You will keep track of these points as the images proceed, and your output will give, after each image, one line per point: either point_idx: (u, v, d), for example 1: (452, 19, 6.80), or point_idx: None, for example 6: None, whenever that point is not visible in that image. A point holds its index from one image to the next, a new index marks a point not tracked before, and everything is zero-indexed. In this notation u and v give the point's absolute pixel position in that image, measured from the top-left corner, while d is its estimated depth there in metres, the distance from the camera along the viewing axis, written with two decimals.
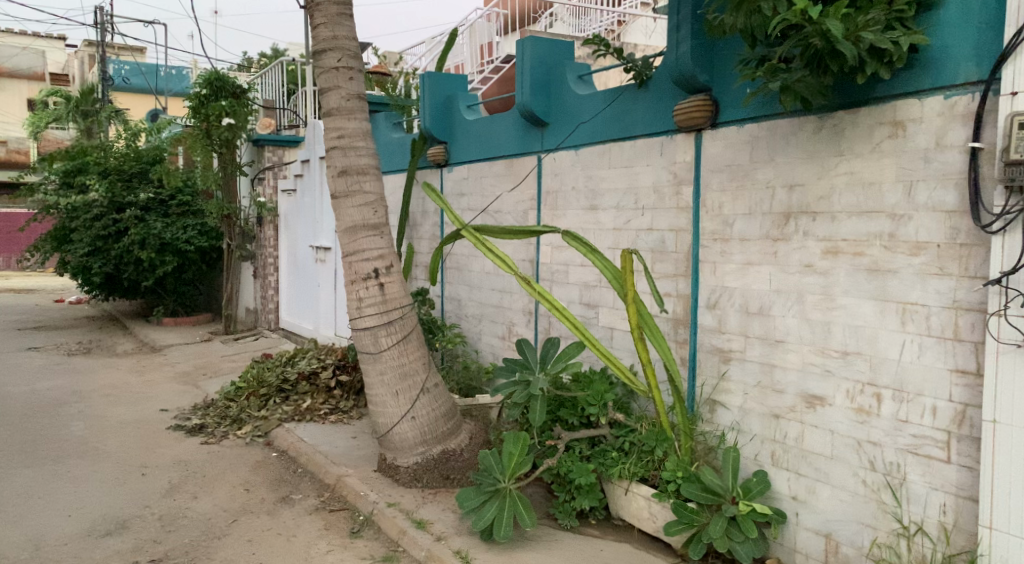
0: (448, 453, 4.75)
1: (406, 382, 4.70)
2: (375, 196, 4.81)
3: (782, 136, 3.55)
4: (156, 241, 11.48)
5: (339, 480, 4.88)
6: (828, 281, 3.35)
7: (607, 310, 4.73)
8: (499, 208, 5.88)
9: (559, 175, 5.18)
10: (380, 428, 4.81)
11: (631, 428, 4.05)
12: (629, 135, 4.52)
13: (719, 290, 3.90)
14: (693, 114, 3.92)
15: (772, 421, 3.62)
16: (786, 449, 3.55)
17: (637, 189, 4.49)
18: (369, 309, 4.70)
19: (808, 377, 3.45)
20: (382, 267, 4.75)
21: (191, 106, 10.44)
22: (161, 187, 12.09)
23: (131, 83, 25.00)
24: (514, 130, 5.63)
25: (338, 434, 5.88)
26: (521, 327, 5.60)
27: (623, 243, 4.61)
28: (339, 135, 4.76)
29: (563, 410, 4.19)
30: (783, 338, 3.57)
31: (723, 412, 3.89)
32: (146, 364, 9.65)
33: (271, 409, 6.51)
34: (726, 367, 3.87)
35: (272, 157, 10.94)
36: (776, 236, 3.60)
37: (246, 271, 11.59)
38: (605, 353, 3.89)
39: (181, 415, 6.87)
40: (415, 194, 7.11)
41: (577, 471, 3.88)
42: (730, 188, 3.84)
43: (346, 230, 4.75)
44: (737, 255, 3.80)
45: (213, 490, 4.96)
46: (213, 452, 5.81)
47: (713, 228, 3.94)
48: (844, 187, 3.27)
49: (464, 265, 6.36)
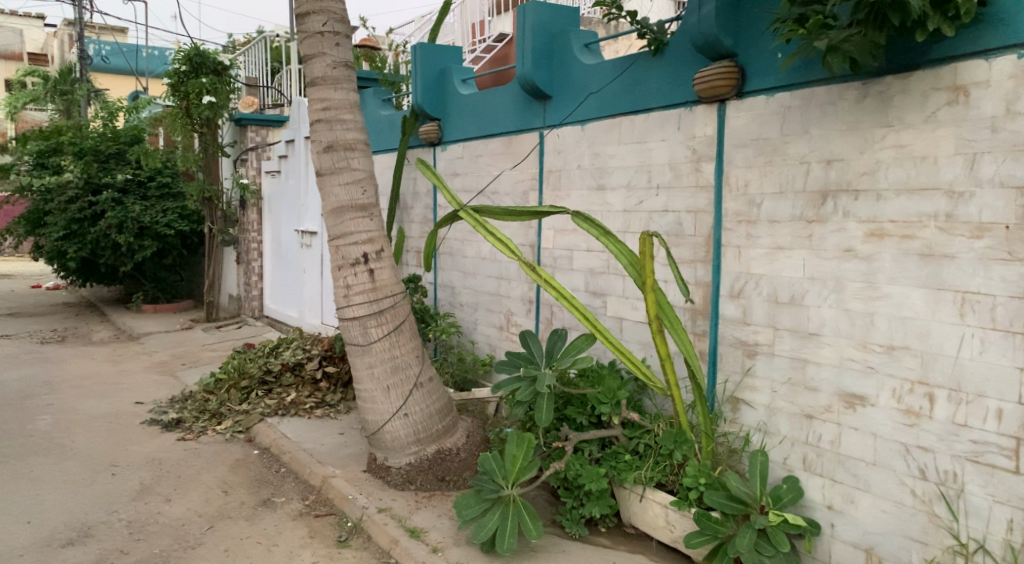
0: (443, 453, 4.38)
1: (398, 376, 4.33)
2: (363, 173, 4.40)
3: (818, 106, 3.19)
4: (135, 225, 10.99)
5: (325, 482, 4.51)
6: (872, 267, 2.99)
7: (615, 299, 4.37)
8: (496, 188, 5.49)
9: (563, 153, 4.79)
10: (369, 426, 4.43)
11: (646, 429, 3.67)
12: (642, 107, 4.14)
13: (744, 277, 3.54)
14: (716, 83, 3.54)
15: (804, 422, 3.28)
16: (820, 454, 3.21)
17: (651, 166, 4.11)
18: (357, 298, 4.31)
19: (846, 375, 3.10)
20: (372, 251, 4.35)
21: (170, 83, 9.93)
22: (139, 168, 11.58)
23: (110, 63, 24.24)
24: (514, 105, 5.23)
25: (323, 430, 5.50)
26: (520, 317, 5.24)
27: (634, 226, 4.24)
28: (325, 107, 4.35)
29: (571, 408, 3.82)
30: (817, 330, 3.22)
31: (746, 412, 3.55)
32: (123, 354, 9.19)
33: (253, 402, 6.12)
34: (751, 362, 3.52)
35: (255, 138, 10.47)
36: (810, 217, 3.24)
37: (229, 256, 11.12)
38: (618, 346, 3.54)
39: (157, 408, 6.47)
40: (406, 175, 6.70)
41: (587, 476, 3.52)
42: (757, 164, 3.48)
43: (332, 211, 4.35)
44: (765, 239, 3.44)
45: (187, 492, 4.57)
46: (189, 449, 5.42)
47: (737, 209, 3.58)
48: (893, 162, 2.90)
49: (458, 250, 5.97)
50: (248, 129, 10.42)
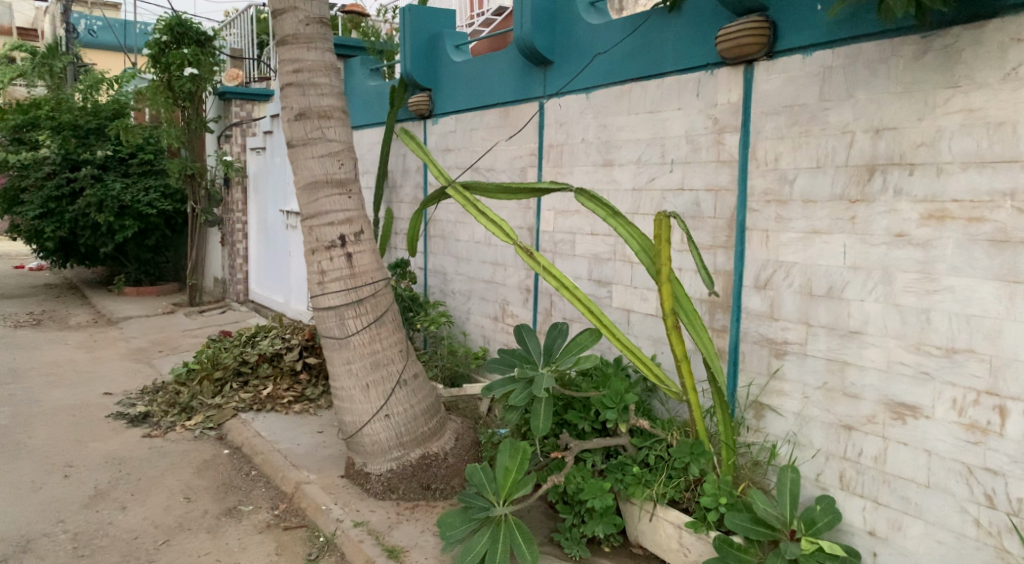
0: (429, 458, 3.95)
1: (379, 373, 3.88)
2: (340, 145, 3.92)
3: (866, 65, 2.70)
4: (115, 203, 10.50)
5: (298, 489, 4.10)
6: (928, 255, 2.52)
7: (622, 289, 3.92)
8: (491, 165, 5.01)
9: (565, 125, 4.30)
10: (347, 429, 3.99)
11: (658, 438, 3.21)
12: (656, 72, 3.66)
13: (773, 265, 3.08)
14: (744, 40, 3.05)
15: (842, 433, 2.81)
16: (861, 471, 2.75)
17: (665, 139, 3.63)
18: (333, 285, 3.84)
19: (893, 381, 2.64)
20: (350, 233, 3.89)
21: (149, 54, 9.39)
22: (120, 144, 10.98)
23: (98, 39, 23.49)
24: (511, 73, 4.74)
25: (301, 429, 5.08)
26: (517, 308, 4.78)
27: (643, 207, 3.77)
28: (297, 69, 3.87)
29: (571, 413, 3.37)
30: (860, 328, 2.75)
31: (772, 419, 3.09)
32: (99, 339, 8.77)
33: (227, 396, 5.70)
34: (779, 363, 3.07)
35: (239, 113, 9.93)
36: (853, 196, 2.76)
37: (213, 237, 10.65)
38: (626, 343, 3.08)
39: (125, 400, 6.06)
40: (395, 151, 6.20)
41: (590, 491, 3.07)
42: (791, 135, 2.99)
43: (305, 187, 3.87)
44: (799, 221, 2.97)
45: (146, 499, 4.20)
46: (155, 448, 5.03)
47: (766, 186, 3.10)
48: (960, 129, 2.42)
49: (450, 233, 5.49)
50: (232, 103, 9.88)
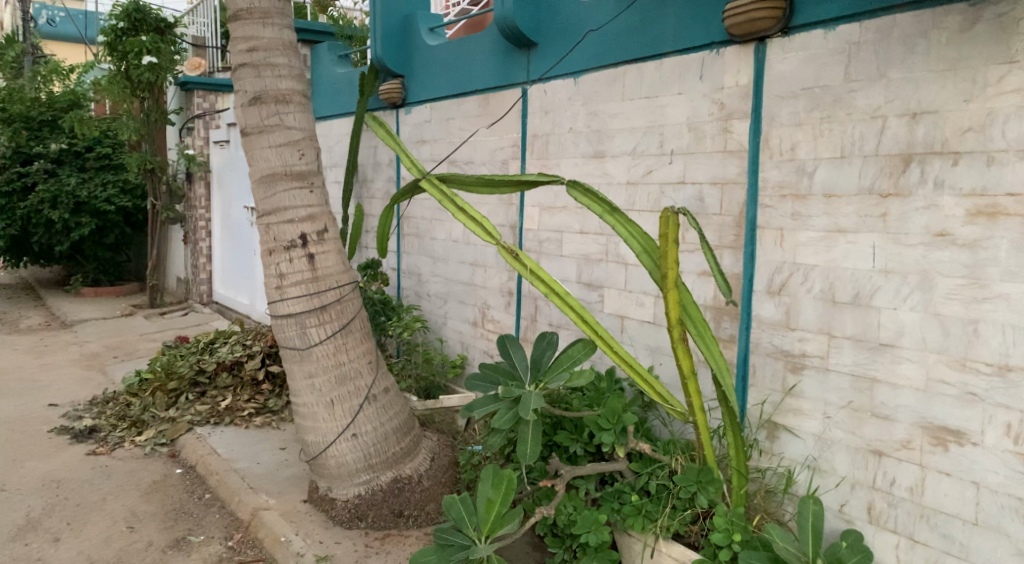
0: (401, 482, 3.55)
1: (344, 388, 3.48)
2: (300, 133, 3.50)
3: (901, 40, 2.37)
4: (70, 200, 9.91)
5: (254, 517, 3.68)
6: (977, 258, 2.19)
7: (615, 293, 3.55)
8: (470, 157, 4.61)
9: (551, 114, 3.92)
10: (309, 449, 3.57)
11: (660, 463, 2.84)
12: (653, 53, 3.30)
13: (789, 268, 2.73)
14: (756, 14, 2.70)
15: (871, 460, 2.47)
16: (893, 504, 2.41)
17: (663, 127, 3.27)
18: (292, 290, 3.42)
19: (933, 402, 2.30)
20: (312, 232, 3.47)
21: (105, 41, 8.84)
22: (76, 137, 10.36)
23: (59, 30, 22.61)
24: (491, 56, 4.34)
25: (261, 445, 4.66)
26: (498, 313, 4.40)
27: (639, 202, 3.41)
28: (252, 48, 3.44)
29: (561, 434, 3.00)
30: (892, 340, 2.41)
31: (788, 442, 2.74)
32: (50, 343, 8.20)
33: (182, 408, 5.24)
34: (796, 379, 2.72)
35: (202, 104, 9.36)
36: (885, 190, 2.42)
37: (176, 235, 10.11)
38: (624, 357, 2.70)
39: (71, 413, 5.56)
40: (365, 142, 5.78)
41: (583, 524, 2.69)
42: (810, 121, 2.65)
43: (261, 180, 3.44)
44: (820, 219, 2.62)
45: (84, 529, 3.74)
46: (100, 467, 4.56)
47: (781, 179, 2.75)
48: (1017, 111, 2.09)
49: (425, 231, 5.09)
50: (193, 94, 9.31)
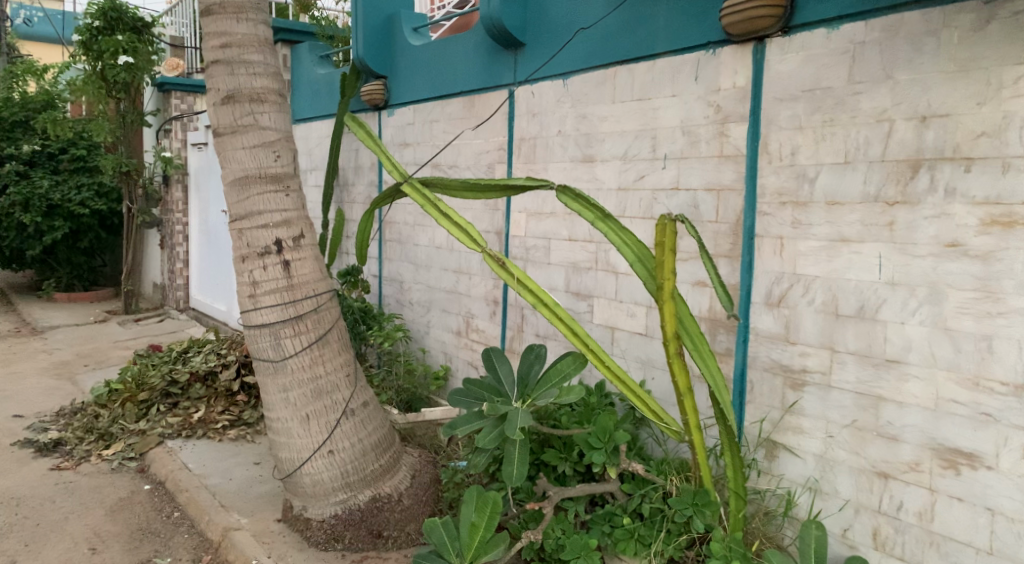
0: (380, 501, 3.37)
1: (321, 403, 3.30)
2: (276, 134, 3.32)
3: (909, 39, 2.25)
4: (43, 202, 9.63)
5: (225, 538, 3.48)
6: (990, 270, 2.07)
7: (604, 303, 3.41)
8: (454, 160, 4.46)
9: (539, 116, 3.78)
10: (283, 466, 3.39)
11: (654, 484, 2.69)
12: (646, 54, 3.16)
13: (789, 278, 2.60)
14: (755, 11, 2.57)
15: (876, 482, 2.34)
16: (900, 530, 2.28)
17: (655, 131, 3.14)
18: (266, 298, 3.24)
19: (943, 422, 2.18)
20: (287, 237, 3.29)
21: (80, 40, 8.56)
22: (49, 138, 10.07)
23: (36, 31, 22.21)
24: (476, 56, 4.19)
25: (234, 460, 4.46)
26: (483, 322, 4.24)
27: (630, 209, 3.27)
28: (224, 43, 3.27)
29: (549, 453, 2.84)
30: (899, 356, 2.28)
31: (788, 462, 2.60)
32: (18, 351, 7.92)
33: (152, 421, 5.01)
34: (797, 396, 2.59)
35: (179, 105, 9.13)
36: (891, 197, 2.30)
37: (152, 239, 9.85)
38: (617, 372, 2.55)
39: (36, 425, 5.31)
40: (346, 145, 5.61)
41: (572, 550, 2.53)
42: (811, 125, 2.52)
43: (233, 183, 3.26)
44: (821, 227, 2.50)
45: (42, 551, 3.52)
46: (63, 484, 4.33)
47: (781, 185, 2.62)
48: None
49: (407, 236, 4.92)
50: (171, 95, 9.08)
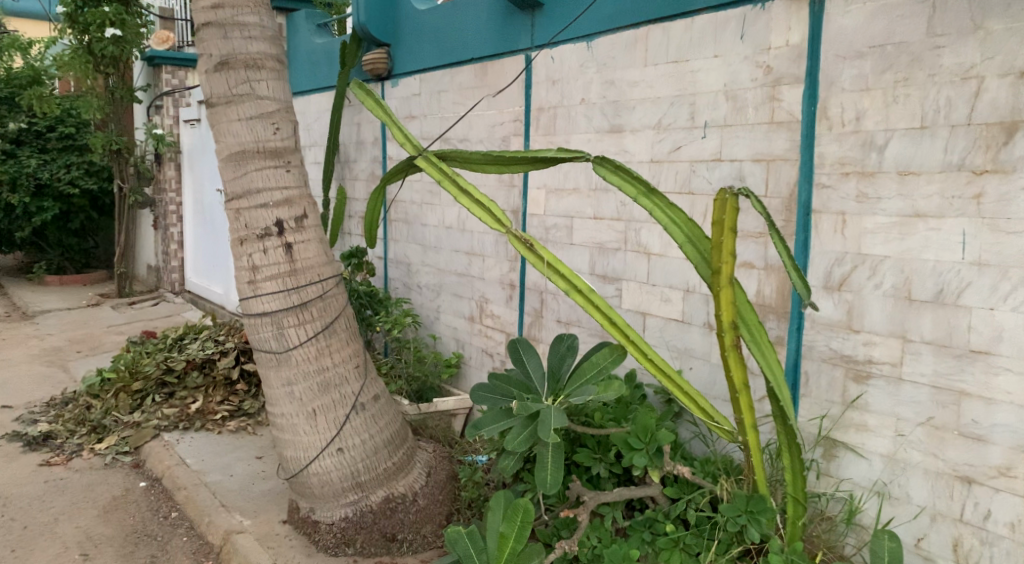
0: (394, 502, 3.12)
1: (328, 397, 3.03)
2: (274, 104, 3.02)
3: None
4: (31, 182, 9.28)
5: (226, 541, 3.23)
6: None
7: (635, 287, 3.14)
8: (465, 134, 4.16)
9: (559, 83, 3.48)
10: (289, 466, 3.13)
11: (701, 489, 2.43)
12: (683, 10, 2.85)
13: (852, 259, 2.33)
14: None
15: (956, 488, 2.09)
16: (986, 541, 2.04)
17: (694, 97, 2.84)
18: (267, 284, 2.96)
19: None
20: (288, 217, 3.00)
21: (65, 12, 8.14)
22: (36, 116, 9.70)
23: (21, 7, 21.54)
24: (489, 19, 3.87)
25: (234, 455, 4.21)
26: (498, 307, 3.97)
27: (664, 183, 2.99)
28: (216, 4, 2.95)
29: (583, 454, 2.59)
30: (987, 347, 2.02)
31: (851, 464, 2.35)
32: (9, 337, 7.63)
33: (147, 412, 4.75)
34: (861, 390, 2.32)
35: (170, 81, 8.77)
36: (979, 166, 2.02)
37: (146, 220, 9.52)
38: (661, 366, 2.28)
39: (25, 416, 5.05)
40: (347, 119, 5.29)
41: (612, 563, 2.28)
42: (881, 86, 2.23)
43: (229, 158, 2.97)
44: (891, 202, 2.22)
45: (29, 557, 3.27)
46: (54, 481, 4.08)
47: (844, 154, 2.33)
48: None
49: (415, 216, 4.63)
50: (162, 70, 8.72)
